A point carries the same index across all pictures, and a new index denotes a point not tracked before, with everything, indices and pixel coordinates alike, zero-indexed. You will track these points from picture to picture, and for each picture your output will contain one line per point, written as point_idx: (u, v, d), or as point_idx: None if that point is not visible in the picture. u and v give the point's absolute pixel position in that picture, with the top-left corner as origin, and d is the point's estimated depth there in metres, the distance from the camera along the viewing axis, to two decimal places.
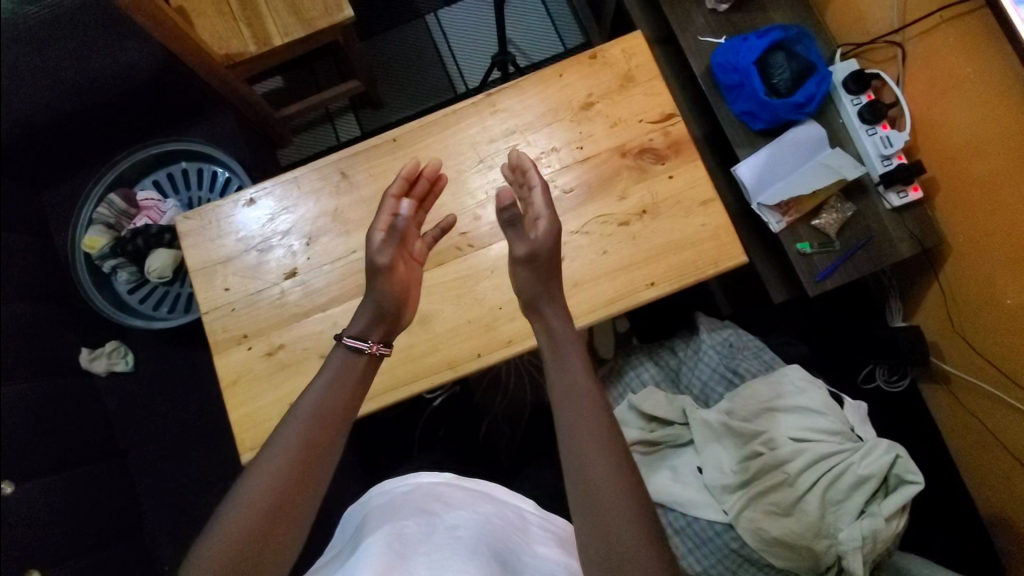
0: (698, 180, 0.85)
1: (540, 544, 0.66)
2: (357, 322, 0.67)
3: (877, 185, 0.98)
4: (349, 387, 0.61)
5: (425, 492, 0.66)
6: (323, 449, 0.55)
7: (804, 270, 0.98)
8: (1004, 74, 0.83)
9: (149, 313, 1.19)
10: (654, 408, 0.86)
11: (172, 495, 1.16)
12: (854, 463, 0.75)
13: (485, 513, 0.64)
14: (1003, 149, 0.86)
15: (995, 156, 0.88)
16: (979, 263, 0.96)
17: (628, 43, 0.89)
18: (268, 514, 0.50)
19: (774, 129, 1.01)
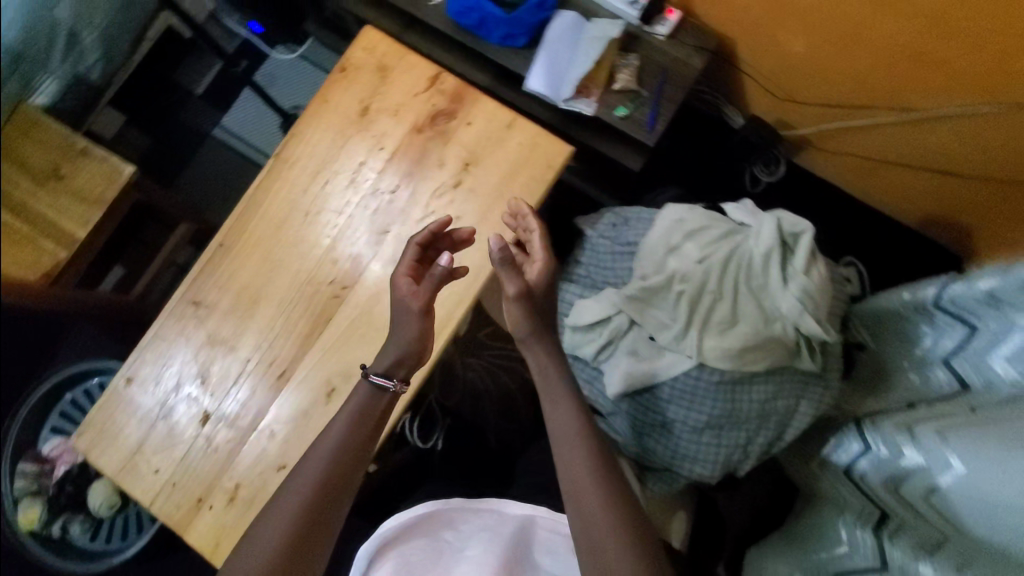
0: (493, 111, 0.88)
1: (545, 547, 0.79)
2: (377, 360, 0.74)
3: (642, 29, 1.07)
4: (359, 432, 0.69)
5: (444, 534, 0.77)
6: (335, 480, 0.65)
7: (634, 129, 1.05)
8: None
9: (124, 545, 1.12)
10: (592, 316, 0.88)
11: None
12: (753, 247, 0.80)
13: (493, 533, 0.77)
14: None
15: None
16: (757, 43, 1.07)
17: (365, 40, 0.91)
18: (282, 548, 0.60)
19: (536, 36, 1.07)
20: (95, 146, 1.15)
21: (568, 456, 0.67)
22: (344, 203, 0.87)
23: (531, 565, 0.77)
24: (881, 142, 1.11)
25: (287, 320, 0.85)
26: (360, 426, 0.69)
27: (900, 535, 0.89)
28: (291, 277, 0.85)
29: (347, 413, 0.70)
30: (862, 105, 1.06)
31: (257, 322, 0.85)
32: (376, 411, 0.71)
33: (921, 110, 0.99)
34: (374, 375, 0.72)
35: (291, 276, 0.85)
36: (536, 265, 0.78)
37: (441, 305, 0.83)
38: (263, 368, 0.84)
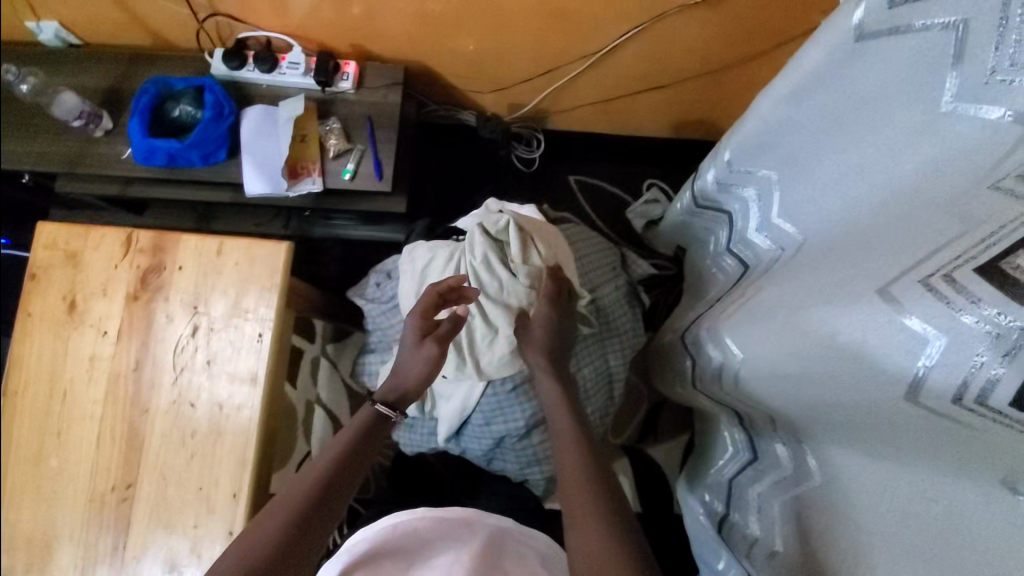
0: (197, 244, 0.86)
1: (518, 560, 0.76)
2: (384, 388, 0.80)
3: (329, 93, 1.09)
4: (362, 454, 0.72)
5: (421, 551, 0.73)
6: (331, 490, 0.67)
7: (366, 183, 1.07)
8: None
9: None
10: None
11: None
12: (471, 261, 0.84)
13: (464, 544, 0.74)
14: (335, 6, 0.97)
15: (340, 8, 0.98)
16: (436, 58, 1.11)
17: (42, 237, 0.87)
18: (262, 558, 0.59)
19: (236, 144, 1.07)
20: None
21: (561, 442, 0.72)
22: (91, 406, 0.82)
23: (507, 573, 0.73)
24: (591, 87, 1.20)
25: (88, 546, 0.79)
26: (365, 439, 0.74)
27: (753, 425, 0.94)
28: (72, 503, 0.80)
29: (350, 432, 0.74)
30: (558, 68, 1.13)
31: (59, 563, 0.79)
32: (376, 433, 0.75)
33: (599, 51, 1.06)
34: (379, 404, 0.77)
35: (73, 501, 0.80)
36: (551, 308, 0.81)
37: (229, 453, 0.80)
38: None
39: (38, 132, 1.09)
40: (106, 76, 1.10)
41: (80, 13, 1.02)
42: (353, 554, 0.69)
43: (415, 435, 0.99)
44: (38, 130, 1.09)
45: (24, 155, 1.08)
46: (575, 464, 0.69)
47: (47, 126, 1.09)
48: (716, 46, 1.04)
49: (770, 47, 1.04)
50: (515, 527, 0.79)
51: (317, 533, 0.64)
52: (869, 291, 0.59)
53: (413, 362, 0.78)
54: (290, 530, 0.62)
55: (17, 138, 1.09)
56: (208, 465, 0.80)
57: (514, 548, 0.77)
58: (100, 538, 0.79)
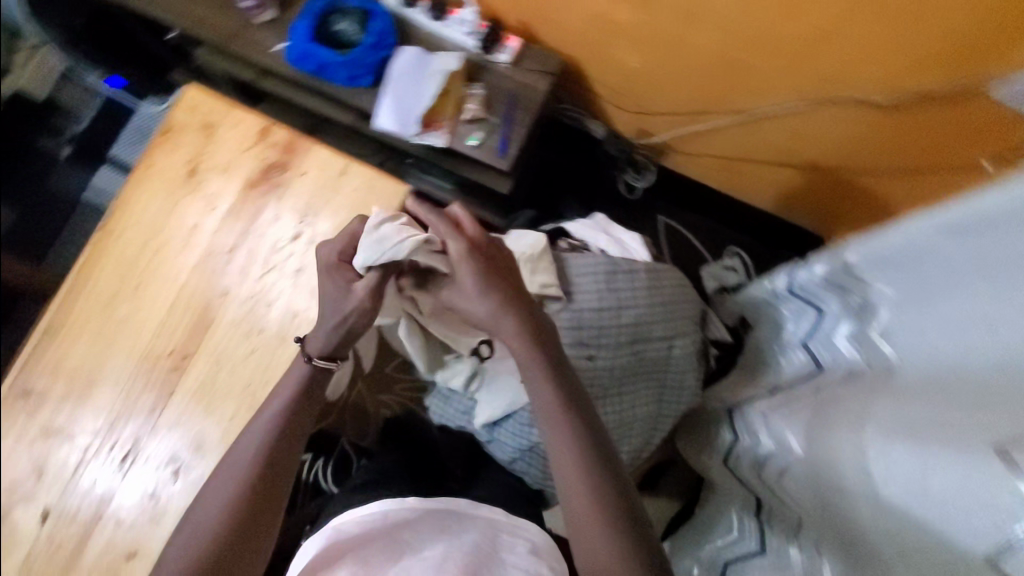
0: (325, 158, 0.87)
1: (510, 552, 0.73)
2: (314, 340, 0.74)
3: (484, 60, 1.09)
4: (296, 419, 0.71)
5: (408, 536, 0.72)
6: (274, 457, 0.68)
7: (486, 156, 1.07)
8: None
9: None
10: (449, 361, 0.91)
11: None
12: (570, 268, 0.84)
13: (454, 537, 0.73)
14: None
15: None
16: (596, 60, 1.11)
17: (187, 99, 0.89)
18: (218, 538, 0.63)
19: (382, 76, 1.08)
20: None
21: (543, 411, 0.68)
22: (177, 271, 0.84)
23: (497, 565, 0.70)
24: (725, 142, 1.19)
25: (125, 397, 0.81)
26: (301, 404, 0.72)
27: (772, 520, 0.93)
28: (127, 354, 0.82)
29: (284, 401, 0.72)
30: (702, 115, 1.13)
31: (95, 402, 0.81)
32: (313, 396, 0.74)
33: (753, 112, 1.06)
34: (318, 357, 0.74)
35: (128, 354, 0.82)
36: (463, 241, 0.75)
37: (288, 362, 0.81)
38: (103, 452, 0.79)
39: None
40: None
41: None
42: (336, 545, 0.68)
43: (451, 407, 0.99)
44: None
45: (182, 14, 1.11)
46: (563, 447, 0.66)
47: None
48: (868, 152, 1.04)
49: (912, 168, 1.01)
50: (506, 524, 0.76)
51: (268, 505, 0.66)
52: (982, 442, 0.56)
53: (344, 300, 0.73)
54: (235, 513, 0.65)
55: None
56: (263, 367, 0.81)
57: (505, 542, 0.74)
58: (141, 398, 0.80)
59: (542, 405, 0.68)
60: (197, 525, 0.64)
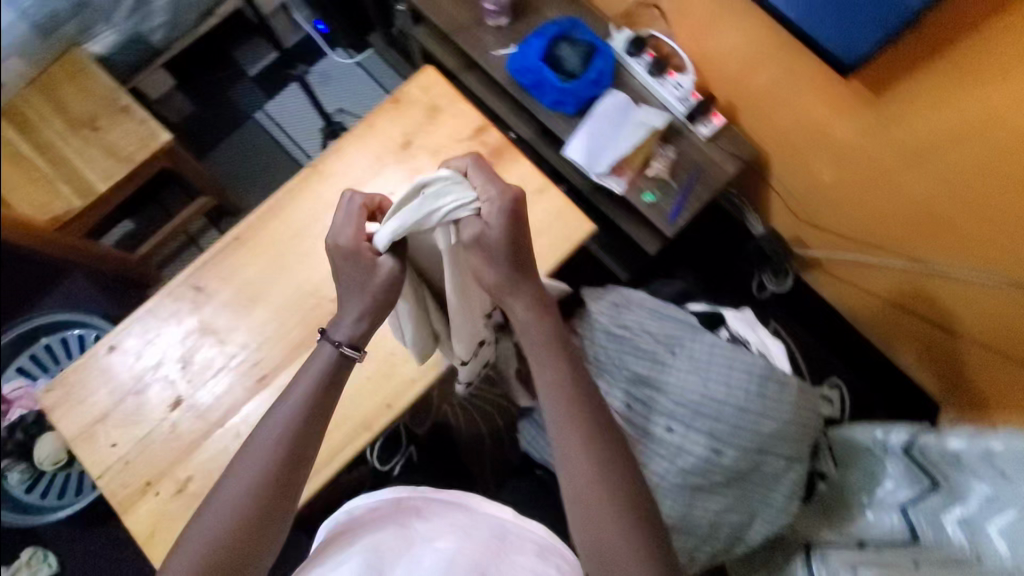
0: (527, 173, 0.91)
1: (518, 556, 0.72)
2: (342, 322, 0.69)
3: (687, 125, 1.09)
4: (317, 408, 0.67)
5: (412, 522, 0.75)
6: (292, 447, 0.64)
7: (655, 217, 1.07)
8: (753, 16, 0.96)
9: (74, 501, 1.11)
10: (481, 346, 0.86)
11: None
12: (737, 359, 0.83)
13: (463, 528, 0.75)
14: (761, 61, 1.01)
15: (760, 68, 1.02)
16: (791, 160, 1.11)
17: (423, 78, 0.94)
18: (236, 527, 0.60)
19: (584, 109, 1.11)
20: (137, 106, 1.23)
21: (563, 428, 0.64)
22: None
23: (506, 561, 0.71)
24: (881, 280, 1.16)
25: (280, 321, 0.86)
26: (323, 391, 0.67)
27: None
28: (295, 286, 0.87)
29: (306, 386, 0.67)
30: (861, 241, 1.13)
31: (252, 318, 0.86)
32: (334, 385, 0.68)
33: (925, 263, 1.04)
34: (344, 347, 0.69)
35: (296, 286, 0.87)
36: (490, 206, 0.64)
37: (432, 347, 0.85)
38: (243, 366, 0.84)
39: None
40: None
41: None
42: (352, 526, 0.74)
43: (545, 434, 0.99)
44: None
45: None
46: (585, 469, 0.62)
47: None
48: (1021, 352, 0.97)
49: (989, 345, 1.02)
50: (515, 523, 0.77)
51: (284, 497, 0.63)
52: None
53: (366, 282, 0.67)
54: (252, 501, 0.61)
55: None
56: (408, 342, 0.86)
57: (515, 542, 0.75)
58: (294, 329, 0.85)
59: (566, 419, 0.64)
60: (215, 511, 0.61)
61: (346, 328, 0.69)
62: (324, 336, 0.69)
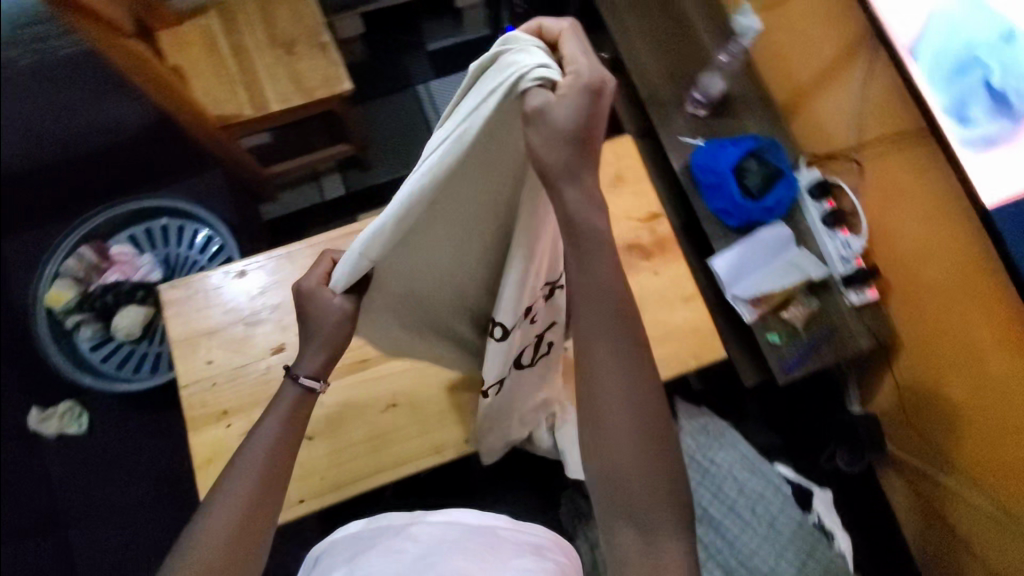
0: (681, 276, 0.89)
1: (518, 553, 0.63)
2: (302, 356, 0.60)
3: (839, 286, 1.06)
4: (288, 439, 0.60)
5: (402, 527, 0.67)
6: (273, 475, 0.58)
7: (774, 360, 1.03)
8: (959, 214, 0.92)
9: (132, 377, 1.14)
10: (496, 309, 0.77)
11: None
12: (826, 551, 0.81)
13: (455, 538, 0.64)
14: (946, 257, 0.96)
15: (942, 262, 0.97)
16: (927, 361, 1.05)
17: (620, 144, 0.94)
18: (227, 554, 0.54)
19: (746, 227, 1.08)
20: (334, 49, 1.27)
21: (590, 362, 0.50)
22: None
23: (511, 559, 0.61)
24: (964, 516, 1.05)
25: None
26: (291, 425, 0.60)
27: None
28: None
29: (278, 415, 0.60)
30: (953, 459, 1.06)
31: None
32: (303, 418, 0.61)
33: (1015, 520, 0.95)
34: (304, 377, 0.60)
35: None
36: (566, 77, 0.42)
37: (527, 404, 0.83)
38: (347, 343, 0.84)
39: (670, 60, 1.17)
40: (742, 90, 1.17)
41: (798, 61, 1.13)
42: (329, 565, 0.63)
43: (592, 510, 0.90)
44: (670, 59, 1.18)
45: (640, 55, 1.18)
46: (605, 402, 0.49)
47: (674, 62, 1.17)
48: None
49: None
50: (508, 529, 0.69)
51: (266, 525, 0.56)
52: None
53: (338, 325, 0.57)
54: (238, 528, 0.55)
55: (655, 47, 1.18)
56: None
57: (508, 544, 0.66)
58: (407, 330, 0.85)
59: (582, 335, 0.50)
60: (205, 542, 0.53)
61: (312, 362, 0.60)
62: (286, 377, 0.61)
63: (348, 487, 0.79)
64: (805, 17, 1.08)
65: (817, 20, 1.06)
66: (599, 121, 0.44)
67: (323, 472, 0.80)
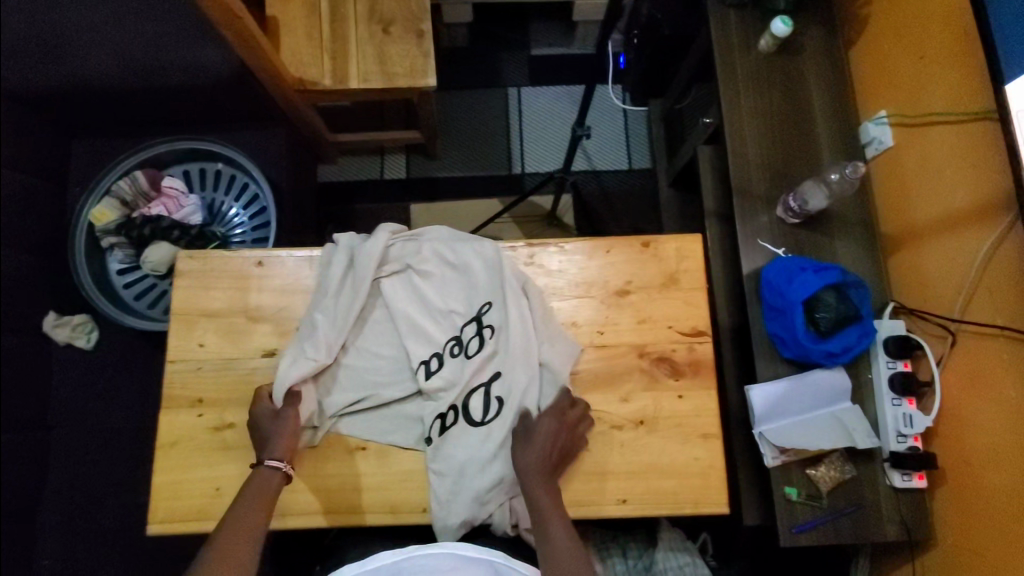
0: (707, 409, 0.79)
1: None
2: (272, 443, 0.73)
3: (884, 460, 0.94)
4: (252, 518, 0.69)
5: (396, 563, 0.67)
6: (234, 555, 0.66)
7: (783, 517, 0.92)
8: None
9: (143, 312, 1.15)
10: (463, 363, 0.79)
11: (75, 510, 1.14)
12: None
13: None
14: (1012, 473, 0.82)
15: (1007, 476, 0.83)
16: (957, 574, 0.91)
17: (685, 243, 0.84)
18: None
19: (799, 363, 0.97)
20: (428, 41, 1.21)
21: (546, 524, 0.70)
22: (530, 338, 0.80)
23: None
24: None
25: (399, 357, 0.81)
26: (256, 502, 0.70)
27: None
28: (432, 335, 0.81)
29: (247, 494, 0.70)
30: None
31: (381, 331, 0.82)
32: (267, 496, 0.71)
33: None
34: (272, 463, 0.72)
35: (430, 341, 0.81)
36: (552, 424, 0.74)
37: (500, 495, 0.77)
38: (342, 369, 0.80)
39: (775, 153, 1.05)
40: (846, 208, 1.03)
41: (922, 198, 0.98)
42: None
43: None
44: (776, 151, 1.05)
45: (745, 137, 1.05)
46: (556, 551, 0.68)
47: (780, 155, 1.05)
48: None
49: None
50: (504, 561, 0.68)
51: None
52: None
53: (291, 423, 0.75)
54: None
55: (764, 133, 1.05)
56: None
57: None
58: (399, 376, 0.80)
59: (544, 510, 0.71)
60: None
61: (274, 449, 0.73)
62: (255, 465, 0.73)
63: (293, 518, 0.76)
64: (947, 155, 0.93)
65: (959, 160, 0.90)
66: (564, 449, 0.75)
67: None
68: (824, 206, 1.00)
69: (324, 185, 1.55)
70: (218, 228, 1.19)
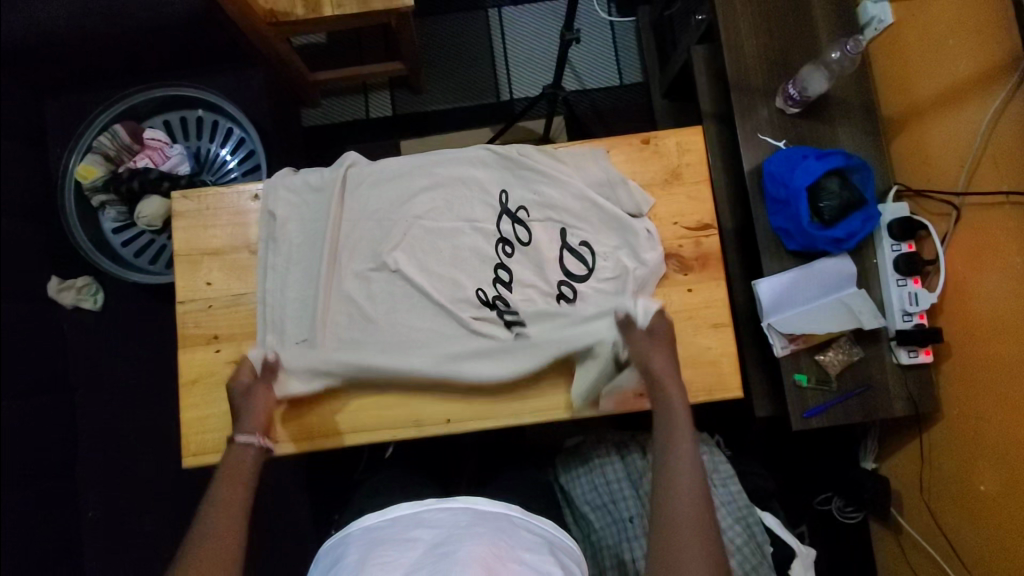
0: (716, 300, 0.80)
1: (521, 544, 0.57)
2: (244, 414, 0.73)
3: (890, 340, 0.96)
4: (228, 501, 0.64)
5: (415, 514, 0.60)
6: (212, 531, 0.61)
7: (794, 403, 0.95)
8: None
9: (146, 268, 1.15)
10: (525, 253, 0.81)
11: (105, 466, 1.17)
12: None
13: (467, 533, 0.56)
14: (1017, 335, 0.83)
15: (1014, 341, 0.84)
16: (964, 442, 0.94)
17: (685, 137, 0.84)
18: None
19: (804, 254, 0.97)
20: None
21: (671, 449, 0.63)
22: (546, 253, 0.81)
23: (510, 558, 0.53)
24: None
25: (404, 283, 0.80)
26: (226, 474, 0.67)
27: None
28: (438, 257, 0.81)
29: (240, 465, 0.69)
30: (959, 556, 0.95)
31: (382, 268, 0.80)
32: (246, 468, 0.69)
33: None
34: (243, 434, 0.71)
35: (435, 267, 0.80)
36: (643, 270, 0.79)
37: (520, 400, 0.78)
38: (351, 311, 0.80)
39: (773, 40, 1.01)
40: (847, 92, 1.01)
41: (927, 73, 0.95)
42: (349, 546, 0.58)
43: (596, 497, 0.89)
44: (771, 38, 1.01)
45: (741, 25, 1.01)
46: (682, 470, 0.61)
47: (777, 43, 1.01)
48: None
49: None
50: (524, 517, 0.60)
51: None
52: None
53: (268, 393, 0.74)
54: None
55: (760, 19, 1.01)
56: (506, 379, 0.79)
57: (518, 537, 0.58)
58: (409, 304, 0.80)
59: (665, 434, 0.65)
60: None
61: (253, 418, 0.72)
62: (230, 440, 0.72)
63: (323, 438, 0.78)
64: (950, 22, 0.90)
65: (963, 25, 0.88)
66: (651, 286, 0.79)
67: (301, 418, 0.79)
68: (824, 91, 0.97)
69: (310, 129, 1.51)
70: (208, 176, 1.17)
